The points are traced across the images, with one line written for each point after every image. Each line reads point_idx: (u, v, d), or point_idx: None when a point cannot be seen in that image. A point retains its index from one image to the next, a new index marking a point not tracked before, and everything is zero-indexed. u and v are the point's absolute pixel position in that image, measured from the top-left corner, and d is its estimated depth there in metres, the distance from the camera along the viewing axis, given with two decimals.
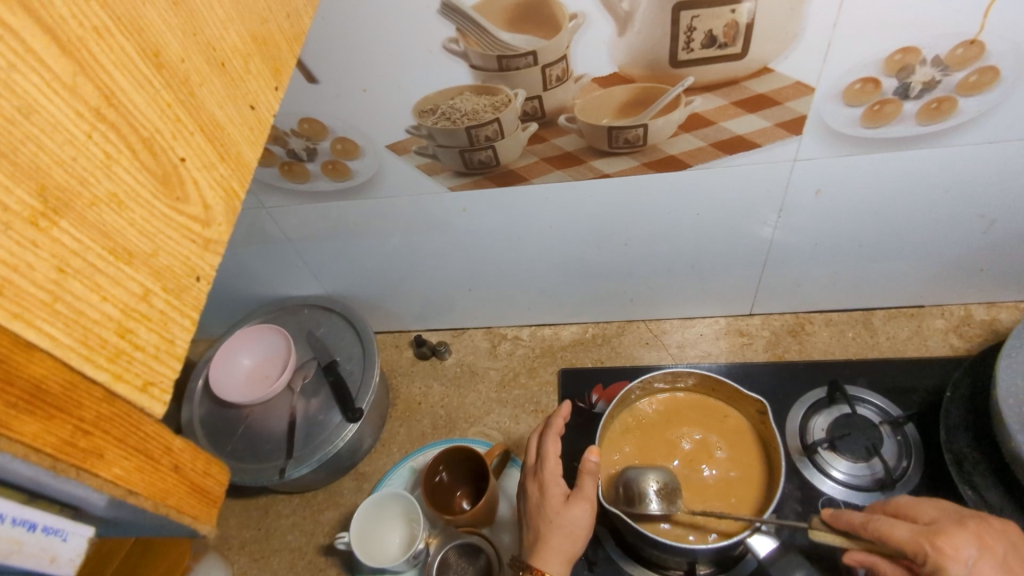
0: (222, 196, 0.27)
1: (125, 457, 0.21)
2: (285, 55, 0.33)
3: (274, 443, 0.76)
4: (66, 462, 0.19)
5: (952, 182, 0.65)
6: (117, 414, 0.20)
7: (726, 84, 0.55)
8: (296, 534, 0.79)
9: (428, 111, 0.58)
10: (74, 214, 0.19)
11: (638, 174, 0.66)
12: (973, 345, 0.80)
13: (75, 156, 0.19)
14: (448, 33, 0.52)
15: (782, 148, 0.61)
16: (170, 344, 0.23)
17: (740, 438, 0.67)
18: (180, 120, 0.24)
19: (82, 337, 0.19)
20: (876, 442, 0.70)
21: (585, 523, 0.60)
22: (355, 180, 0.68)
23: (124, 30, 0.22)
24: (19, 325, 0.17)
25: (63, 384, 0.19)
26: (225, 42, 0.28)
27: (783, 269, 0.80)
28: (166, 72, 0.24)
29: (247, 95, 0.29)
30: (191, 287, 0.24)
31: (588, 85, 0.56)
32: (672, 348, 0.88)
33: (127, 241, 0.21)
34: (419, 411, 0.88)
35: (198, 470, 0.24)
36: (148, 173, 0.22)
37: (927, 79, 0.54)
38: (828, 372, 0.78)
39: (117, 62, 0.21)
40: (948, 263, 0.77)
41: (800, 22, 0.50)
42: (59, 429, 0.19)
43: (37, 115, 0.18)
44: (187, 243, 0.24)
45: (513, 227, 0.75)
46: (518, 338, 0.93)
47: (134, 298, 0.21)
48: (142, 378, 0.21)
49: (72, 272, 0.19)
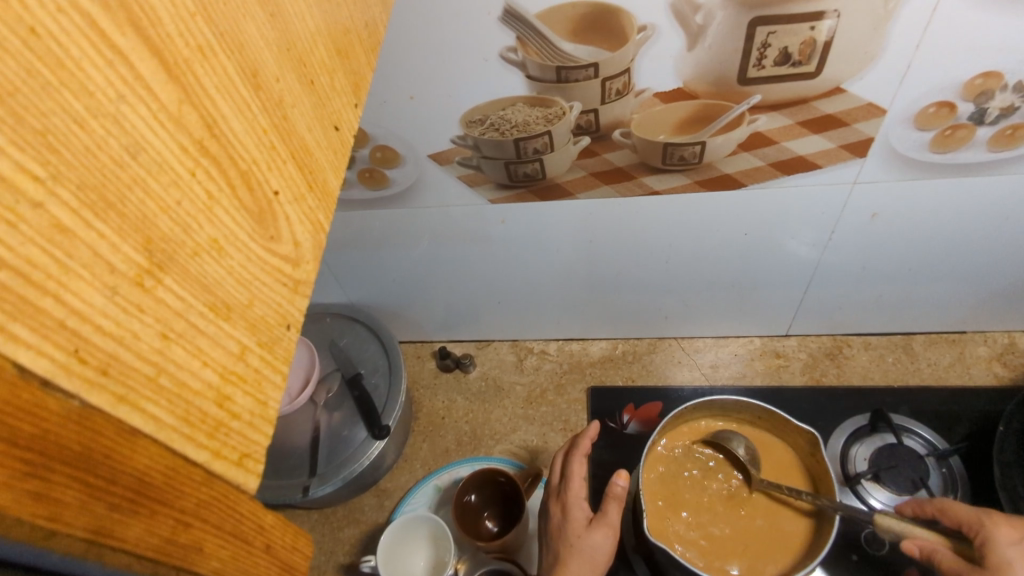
0: (310, 230, 0.24)
1: (221, 547, 0.18)
2: (364, 68, 0.30)
3: (296, 459, 0.73)
4: (168, 564, 0.16)
5: (1014, 211, 0.63)
6: (214, 497, 0.18)
7: (794, 103, 0.52)
8: (314, 552, 0.76)
9: (476, 121, 0.56)
10: (177, 268, 0.16)
11: (688, 192, 0.63)
12: (1017, 375, 0.78)
13: (179, 200, 0.17)
14: (508, 41, 0.49)
15: (844, 171, 0.59)
16: (263, 407, 0.20)
17: (786, 469, 0.65)
18: (274, 148, 0.22)
19: (184, 414, 0.16)
20: (923, 474, 0.68)
21: (606, 550, 0.58)
22: (391, 189, 0.65)
23: (227, 47, 0.19)
24: (124, 410, 0.14)
25: (166, 472, 0.16)
26: (314, 57, 0.25)
27: (827, 290, 0.78)
28: (263, 94, 0.21)
29: (332, 114, 0.26)
30: (283, 337, 0.21)
31: (649, 100, 0.53)
32: (705, 368, 0.85)
33: (226, 293, 0.18)
34: (442, 426, 0.85)
35: (287, 546, 0.21)
36: (245, 212, 0.20)
37: (1005, 104, 0.51)
38: (870, 400, 0.76)
39: (219, 85, 0.18)
40: (998, 290, 0.75)
41: (881, 41, 0.47)
42: (160, 525, 0.16)
43: (144, 153, 0.15)
44: (279, 287, 0.21)
45: (551, 240, 0.72)
46: (545, 352, 0.90)
47: (232, 358, 0.18)
48: (239, 451, 0.18)
49: (175, 337, 0.16)
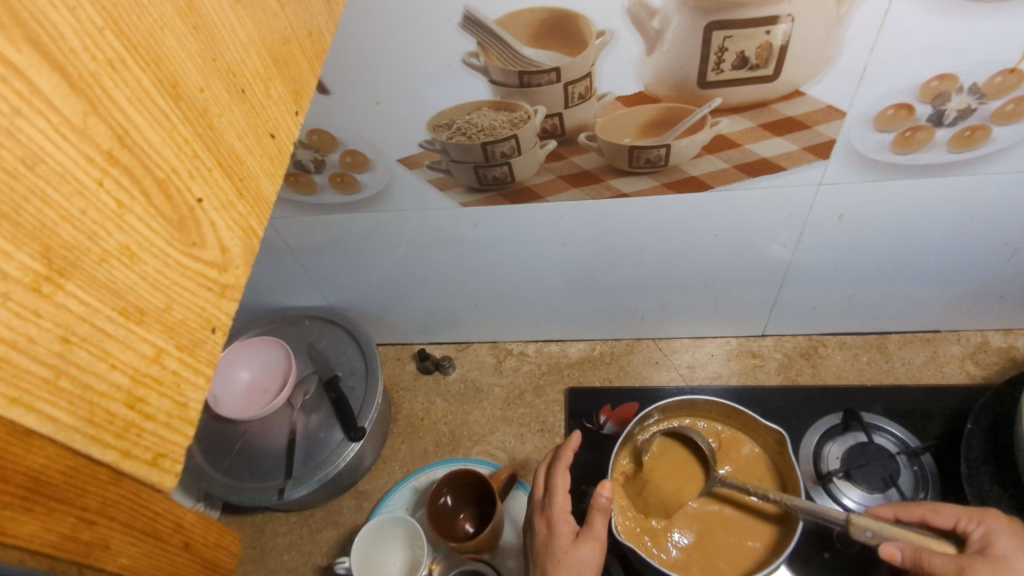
0: (240, 236, 0.24)
1: (131, 544, 0.19)
2: (306, 77, 0.30)
3: (273, 461, 0.74)
4: (67, 559, 0.17)
5: (978, 211, 0.63)
6: (124, 495, 0.18)
7: (754, 106, 0.53)
8: (292, 554, 0.77)
9: (443, 125, 0.56)
10: (81, 273, 0.17)
11: (656, 194, 0.64)
12: (990, 373, 0.78)
13: (84, 208, 0.17)
14: (469, 47, 0.50)
15: (808, 172, 0.60)
16: (182, 409, 0.20)
17: (756, 468, 0.66)
18: (197, 156, 0.22)
19: (87, 414, 0.17)
20: (893, 473, 0.68)
21: (593, 565, 0.57)
22: (363, 193, 0.66)
23: (141, 60, 0.20)
24: (16, 411, 0.15)
25: (66, 472, 0.16)
26: (247, 66, 0.25)
27: (800, 290, 0.78)
28: (184, 104, 0.21)
29: (268, 121, 0.27)
30: (206, 340, 0.22)
31: (611, 103, 0.54)
32: (682, 369, 0.86)
33: (139, 297, 0.19)
34: (422, 428, 0.85)
35: (208, 543, 0.23)
36: (163, 219, 0.20)
37: (962, 106, 0.52)
38: (843, 399, 0.77)
39: (132, 97, 0.19)
40: (969, 289, 0.75)
41: (837, 45, 0.48)
42: (59, 522, 0.17)
43: (43, 165, 0.16)
44: (203, 292, 0.22)
45: (524, 242, 0.73)
46: (524, 354, 0.91)
47: (145, 361, 0.19)
48: (152, 451, 0.19)
49: (77, 341, 0.17)
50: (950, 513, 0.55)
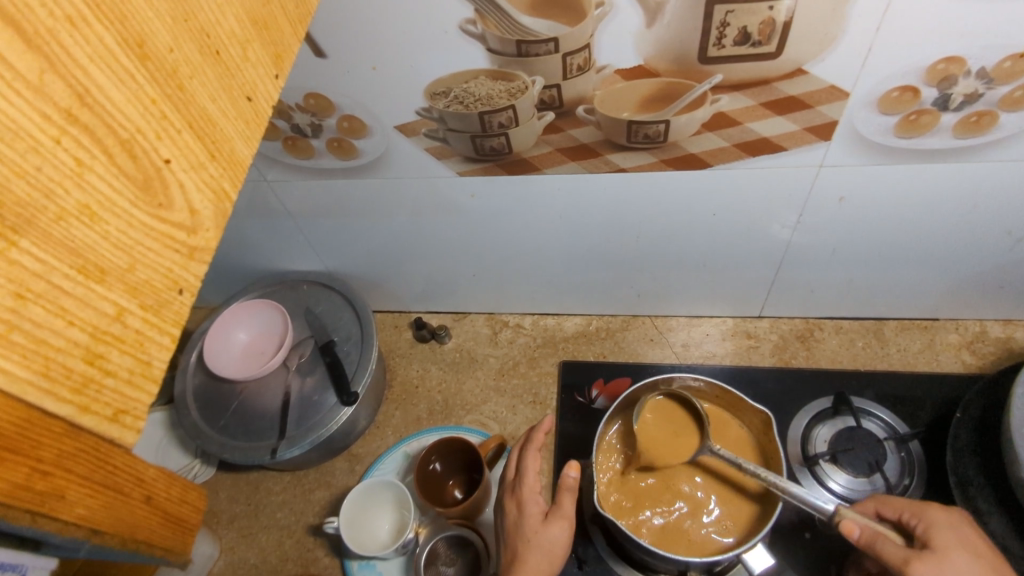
0: (211, 199, 0.24)
1: (84, 496, 0.20)
2: (288, 39, 0.30)
3: (267, 421, 0.75)
4: (20, 507, 0.18)
5: (983, 198, 0.62)
6: (79, 448, 0.19)
7: (755, 84, 0.52)
8: (285, 512, 0.79)
9: (440, 93, 0.56)
10: (37, 230, 0.17)
11: (655, 170, 0.63)
12: (985, 363, 0.78)
13: (40, 165, 0.17)
14: (466, 14, 0.49)
15: (810, 153, 0.59)
16: (146, 366, 0.21)
17: (742, 449, 0.66)
18: (165, 117, 0.22)
19: (43, 368, 0.17)
20: (879, 458, 0.68)
21: (563, 542, 0.58)
22: (361, 159, 0.66)
23: (104, 17, 0.19)
24: None
25: (19, 424, 0.17)
26: (222, 27, 0.25)
27: (799, 272, 0.78)
28: (151, 64, 0.21)
29: (244, 84, 0.26)
30: (173, 301, 0.22)
31: (610, 77, 0.53)
32: (676, 347, 0.86)
33: (99, 256, 0.19)
34: (415, 395, 0.87)
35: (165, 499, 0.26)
36: (126, 179, 0.20)
37: (969, 91, 0.51)
38: (835, 383, 0.77)
39: (93, 55, 0.19)
40: (969, 278, 0.75)
41: (841, 23, 0.46)
42: (12, 472, 0.17)
43: None
44: (169, 253, 0.22)
45: (521, 216, 0.73)
46: (519, 326, 0.92)
47: (106, 319, 0.19)
48: (113, 407, 0.20)
49: (32, 297, 0.17)
50: (904, 506, 0.55)
